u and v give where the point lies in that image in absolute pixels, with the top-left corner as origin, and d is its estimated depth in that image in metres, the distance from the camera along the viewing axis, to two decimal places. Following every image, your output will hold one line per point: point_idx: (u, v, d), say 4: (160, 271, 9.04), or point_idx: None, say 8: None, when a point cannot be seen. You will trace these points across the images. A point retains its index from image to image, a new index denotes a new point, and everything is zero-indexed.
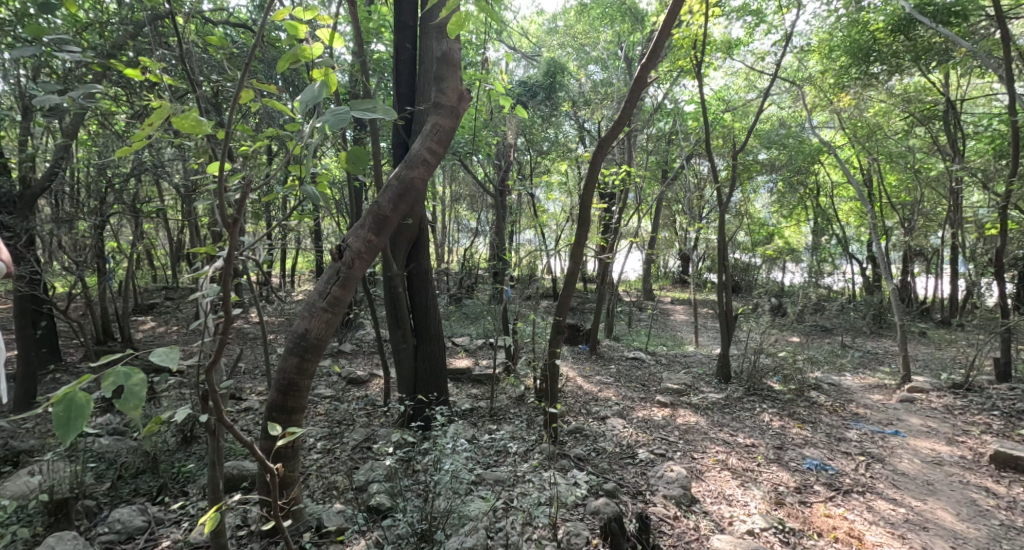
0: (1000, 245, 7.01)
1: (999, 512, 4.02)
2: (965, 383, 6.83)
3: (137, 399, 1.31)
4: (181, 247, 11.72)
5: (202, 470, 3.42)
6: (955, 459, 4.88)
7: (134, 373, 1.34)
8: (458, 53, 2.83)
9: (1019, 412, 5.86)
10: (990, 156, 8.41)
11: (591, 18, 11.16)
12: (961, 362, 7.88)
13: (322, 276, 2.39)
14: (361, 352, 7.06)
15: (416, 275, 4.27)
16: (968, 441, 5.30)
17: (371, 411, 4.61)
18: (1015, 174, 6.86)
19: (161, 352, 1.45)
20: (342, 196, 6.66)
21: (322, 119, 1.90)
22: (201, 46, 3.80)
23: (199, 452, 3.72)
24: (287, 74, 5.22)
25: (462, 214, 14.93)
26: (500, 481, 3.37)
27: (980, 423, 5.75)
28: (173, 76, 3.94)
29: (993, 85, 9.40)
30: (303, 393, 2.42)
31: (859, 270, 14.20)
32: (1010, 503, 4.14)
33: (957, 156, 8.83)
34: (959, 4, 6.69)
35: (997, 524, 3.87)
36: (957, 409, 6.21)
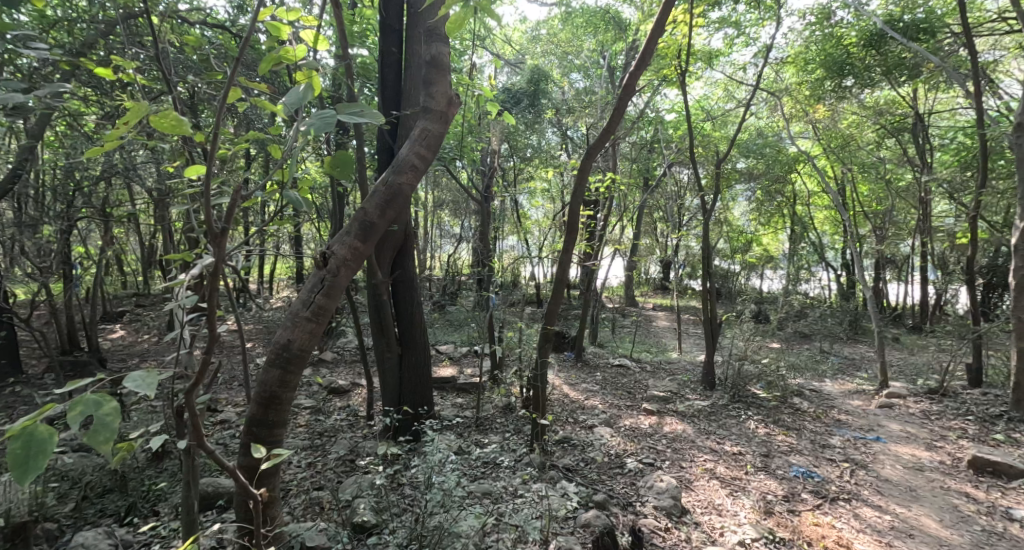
0: (971, 254, 7.15)
1: (980, 518, 4.05)
2: (940, 389, 6.94)
3: (109, 431, 1.19)
4: (153, 253, 11.40)
5: (174, 488, 3.31)
6: (935, 465, 4.93)
7: (106, 402, 1.22)
8: (446, 58, 2.78)
9: (993, 417, 5.97)
10: (956, 168, 8.61)
11: (573, 25, 11.03)
12: (934, 368, 8.05)
13: (305, 285, 2.28)
14: (343, 361, 6.92)
15: (402, 282, 4.17)
16: (945, 446, 5.37)
17: (354, 422, 4.50)
18: (983, 186, 7.02)
19: (138, 377, 1.33)
20: (322, 201, 6.52)
21: (307, 125, 1.83)
22: (176, 46, 3.67)
23: (171, 468, 3.59)
24: (267, 78, 5.12)
25: (445, 221, 14.84)
26: (489, 496, 3.32)
27: (956, 429, 5.83)
28: (145, 76, 3.78)
29: (960, 100, 9.66)
30: (286, 407, 2.30)
31: (835, 277, 14.48)
32: (989, 508, 4.18)
33: (925, 168, 9.06)
34: (926, 21, 6.95)
35: (979, 530, 3.89)
36: (933, 414, 6.31)
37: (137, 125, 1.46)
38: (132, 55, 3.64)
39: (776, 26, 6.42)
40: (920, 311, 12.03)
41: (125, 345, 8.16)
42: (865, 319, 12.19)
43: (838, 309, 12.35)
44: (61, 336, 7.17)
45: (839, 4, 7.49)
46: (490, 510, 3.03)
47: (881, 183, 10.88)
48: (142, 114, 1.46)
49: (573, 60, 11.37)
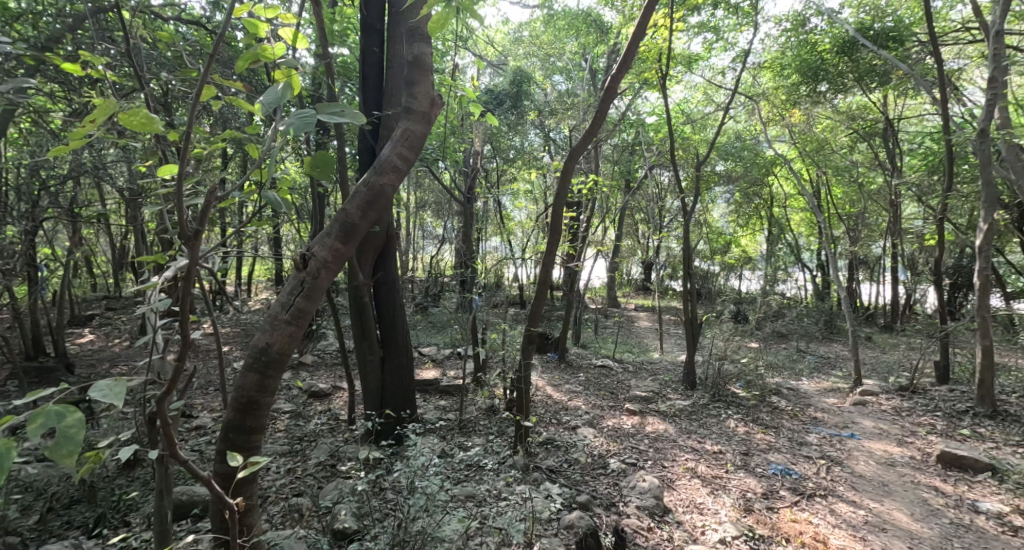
0: (939, 255, 7.32)
1: (949, 511, 4.13)
2: (910, 386, 7.10)
3: (72, 444, 1.14)
4: (124, 256, 11.12)
5: (146, 498, 3.23)
6: (906, 460, 5.02)
7: (69, 413, 1.17)
8: (428, 58, 2.76)
9: (960, 413, 6.12)
10: (924, 172, 8.85)
11: (555, 28, 11.08)
12: (905, 366, 8.23)
13: (284, 287, 2.23)
14: (323, 365, 6.82)
15: (384, 283, 4.13)
16: (916, 442, 5.48)
17: (334, 426, 4.44)
18: (950, 189, 7.20)
19: (104, 386, 1.29)
20: (301, 202, 6.42)
21: (287, 124, 1.78)
22: (147, 41, 3.57)
23: (143, 477, 3.50)
24: (243, 75, 5.02)
25: (427, 222, 14.75)
26: (472, 499, 3.30)
27: (926, 425, 5.96)
28: (114, 71, 3.67)
29: (929, 106, 9.92)
30: (264, 412, 2.24)
31: (810, 278, 14.75)
32: (957, 501, 4.27)
33: (895, 171, 9.27)
34: (896, 29, 7.14)
35: (948, 523, 3.97)
36: (905, 410, 6.44)
37: (104, 122, 1.41)
38: (100, 50, 3.53)
39: (753, 31, 6.49)
40: (892, 310, 12.32)
41: (94, 350, 7.94)
42: (839, 319, 12.44)
43: (814, 309, 12.58)
44: (26, 341, 6.94)
45: (813, 11, 7.64)
46: (473, 513, 2.99)
47: (855, 186, 11.12)
48: (109, 110, 1.41)
49: (555, 62, 11.42)
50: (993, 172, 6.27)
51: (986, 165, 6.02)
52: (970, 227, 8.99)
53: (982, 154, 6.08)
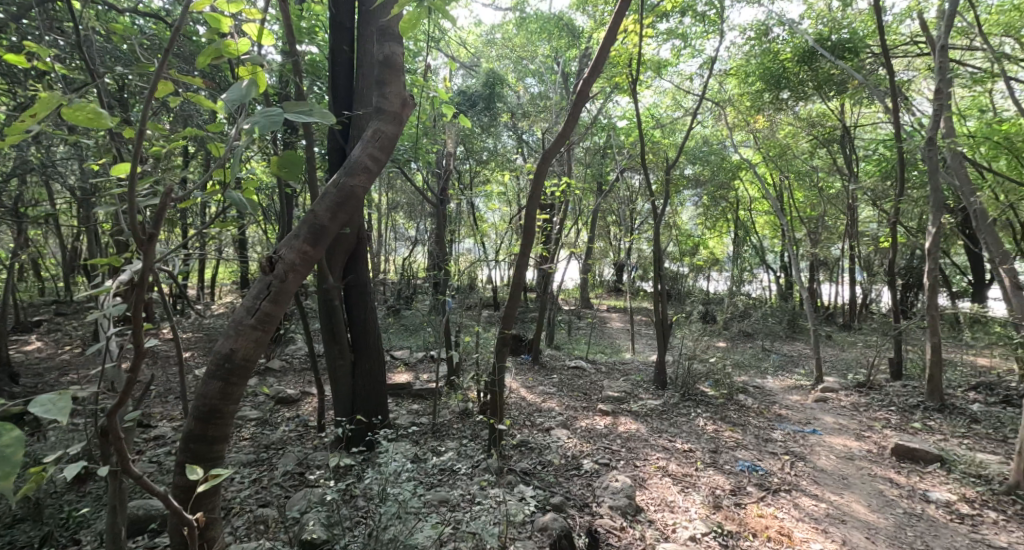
0: (892, 257, 7.57)
1: (902, 501, 4.25)
2: (867, 382, 7.33)
3: (9, 465, 1.07)
4: (76, 259, 10.64)
5: (97, 515, 3.10)
6: (863, 453, 5.17)
7: (7, 431, 1.10)
8: (400, 58, 2.71)
9: (912, 407, 6.36)
10: (878, 178, 9.20)
11: (527, 31, 10.77)
12: (863, 363, 8.49)
13: (249, 291, 2.15)
14: (291, 370, 6.67)
15: (355, 286, 4.05)
16: (872, 436, 5.65)
17: (303, 433, 4.34)
18: (901, 194, 7.46)
19: (46, 402, 1.22)
20: (268, 203, 6.26)
21: (251, 122, 1.72)
22: (100, 34, 3.42)
23: (94, 493, 3.35)
24: (205, 71, 4.87)
25: (399, 223, 14.61)
26: (445, 504, 3.25)
27: (881, 419, 6.15)
28: (63, 65, 3.50)
29: (882, 115, 10.29)
30: (227, 421, 2.16)
31: (774, 279, 15.14)
32: (910, 491, 4.40)
33: (852, 177, 9.58)
34: (851, 40, 7.38)
35: (902, 513, 4.08)
36: (862, 406, 6.64)
37: (48, 115, 1.33)
38: (48, 41, 3.36)
39: (719, 40, 6.61)
40: (850, 310, 12.73)
41: (43, 357, 7.57)
42: (801, 318, 12.78)
43: (778, 309, 12.90)
44: None
45: (775, 21, 7.82)
46: (447, 518, 2.96)
47: (815, 191, 11.47)
48: (54, 104, 1.33)
49: (527, 66, 11.48)
50: (939, 179, 6.53)
51: (933, 172, 6.25)
52: (920, 230, 9.36)
53: (929, 161, 6.30)
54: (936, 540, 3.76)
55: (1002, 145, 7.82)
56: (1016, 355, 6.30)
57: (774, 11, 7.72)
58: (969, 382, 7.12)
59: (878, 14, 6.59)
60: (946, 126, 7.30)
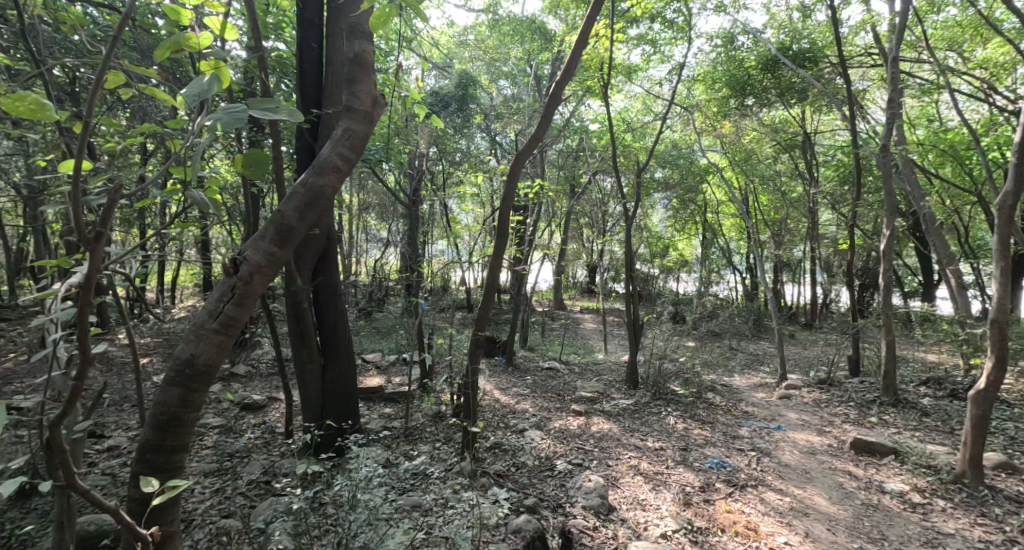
0: (850, 259, 7.79)
1: (861, 493, 4.37)
2: (828, 379, 7.54)
3: None
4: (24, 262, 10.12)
5: (44, 531, 2.95)
6: (825, 448, 5.30)
7: None
8: (371, 56, 2.65)
9: (870, 403, 6.56)
10: (838, 182, 9.49)
11: (500, 34, 10.79)
12: (825, 361, 8.72)
13: (212, 294, 2.07)
14: (257, 375, 6.49)
15: (325, 289, 3.97)
16: (833, 430, 5.80)
17: (270, 440, 4.23)
18: (857, 198, 7.69)
19: None
20: (233, 203, 6.09)
21: (213, 118, 1.66)
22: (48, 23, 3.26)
23: (42, 508, 3.20)
24: (164, 66, 4.70)
25: (370, 224, 14.41)
26: (417, 508, 3.20)
27: (840, 414, 6.32)
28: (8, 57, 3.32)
29: (840, 122, 10.63)
30: (188, 429, 2.08)
31: (741, 279, 15.48)
32: (867, 483, 4.53)
33: (812, 181, 9.86)
34: (810, 51, 7.70)
35: (861, 504, 4.19)
36: (824, 402, 6.81)
37: None
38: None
39: (687, 47, 6.72)
40: (813, 309, 13.09)
41: None
42: (766, 318, 13.06)
43: (745, 309, 13.17)
44: None
45: (740, 30, 7.98)
46: (419, 523, 2.90)
47: (779, 194, 11.77)
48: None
49: (500, 67, 11.47)
50: (892, 184, 6.76)
51: (887, 177, 6.46)
52: (876, 233, 9.70)
53: (883, 167, 6.51)
54: (891, 528, 3.87)
55: (949, 152, 8.16)
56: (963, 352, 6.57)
57: (738, 19, 7.87)
58: (920, 377, 7.39)
59: (835, 26, 6.79)
60: (898, 134, 7.58)
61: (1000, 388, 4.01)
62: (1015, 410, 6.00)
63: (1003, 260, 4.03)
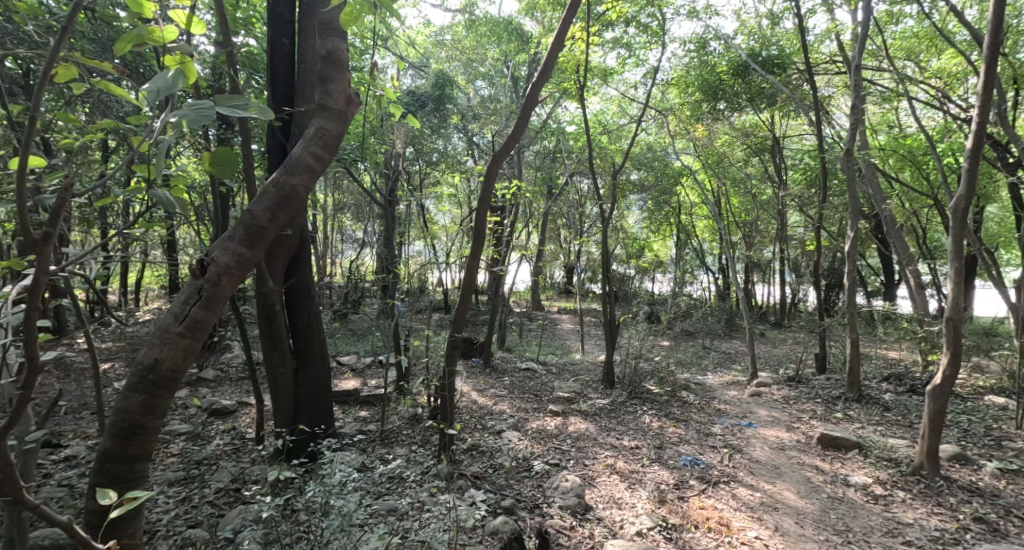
0: (816, 260, 7.94)
1: (827, 486, 4.46)
2: (797, 377, 7.70)
3: None
4: None
5: None
6: (794, 443, 5.40)
7: None
8: (345, 54, 2.58)
9: (836, 399, 6.71)
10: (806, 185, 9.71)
11: (477, 34, 10.76)
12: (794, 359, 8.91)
13: (177, 296, 2.00)
14: (226, 380, 6.33)
15: (297, 291, 3.88)
16: (801, 426, 5.92)
17: (239, 446, 4.14)
18: (824, 201, 7.86)
19: None
20: (201, 203, 5.92)
21: (178, 115, 1.59)
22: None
23: None
24: (127, 60, 4.53)
25: (345, 225, 14.24)
26: (393, 512, 3.16)
27: (808, 410, 6.45)
28: None
29: (807, 127, 10.87)
30: (150, 437, 2.00)
31: (714, 280, 15.72)
32: (833, 476, 4.63)
33: (781, 184, 10.07)
34: (779, 57, 7.79)
35: (827, 497, 4.28)
36: (792, 398, 6.95)
37: None
38: None
39: (661, 52, 6.78)
40: (782, 309, 13.37)
41: None
42: (738, 318, 13.28)
43: (718, 309, 13.37)
44: None
45: (712, 35, 8.09)
46: (395, 527, 2.86)
47: (750, 197, 11.99)
48: None
49: (477, 68, 11.45)
50: (856, 188, 6.93)
51: (851, 181, 6.61)
52: (840, 235, 9.95)
53: (847, 171, 6.67)
54: (855, 520, 3.96)
55: (908, 156, 8.44)
56: (921, 349, 6.78)
57: (710, 25, 7.98)
58: (882, 374, 7.60)
59: (802, 34, 6.93)
60: (861, 139, 7.77)
61: (954, 384, 4.13)
62: (968, 404, 6.21)
63: (957, 260, 4.14)
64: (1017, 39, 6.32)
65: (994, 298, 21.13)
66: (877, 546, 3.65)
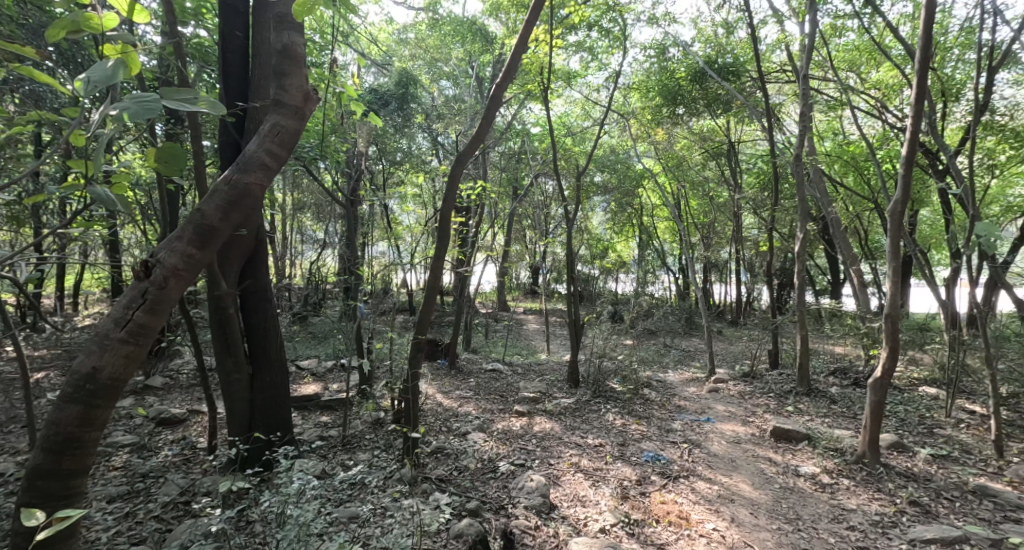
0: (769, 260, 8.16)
1: (780, 477, 4.57)
2: (752, 373, 7.91)
3: None
4: None
5: None
6: (748, 437, 5.53)
7: None
8: (302, 48, 2.48)
9: (789, 393, 6.92)
10: (759, 188, 10.00)
11: (441, 33, 10.67)
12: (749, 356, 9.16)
13: (119, 300, 1.88)
14: (176, 387, 6.07)
15: (252, 293, 3.74)
16: (756, 420, 6.07)
17: (190, 457, 3.96)
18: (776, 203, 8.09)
19: None
20: (148, 201, 5.64)
21: (119, 107, 1.49)
22: None
23: None
24: (63, 48, 4.26)
25: (306, 225, 13.90)
26: (355, 519, 3.07)
27: (762, 404, 6.63)
28: None
29: (760, 133, 11.19)
30: (86, 450, 1.87)
31: (674, 280, 16.03)
32: (785, 467, 4.77)
33: (737, 187, 10.33)
34: (734, 65, 8.05)
35: (779, 487, 4.39)
36: (747, 393, 7.13)
37: None
38: None
39: (622, 56, 6.85)
40: (739, 307, 13.74)
41: None
42: (697, 316, 13.57)
43: (679, 308, 13.64)
44: None
45: (671, 42, 8.24)
46: (356, 535, 2.78)
47: (708, 199, 12.28)
48: None
49: (442, 67, 11.37)
50: (805, 191, 7.16)
51: (800, 185, 6.81)
52: (791, 236, 10.30)
53: (796, 176, 6.88)
54: (804, 508, 4.07)
55: (852, 162, 8.87)
56: (864, 345, 7.06)
57: (669, 31, 8.12)
58: (830, 368, 7.89)
59: (753, 43, 7.07)
60: (810, 144, 8.04)
61: (892, 377, 4.29)
62: (904, 395, 6.48)
63: (894, 260, 4.31)
64: (944, 54, 6.73)
65: (930, 296, 22.27)
66: (825, 532, 3.76)
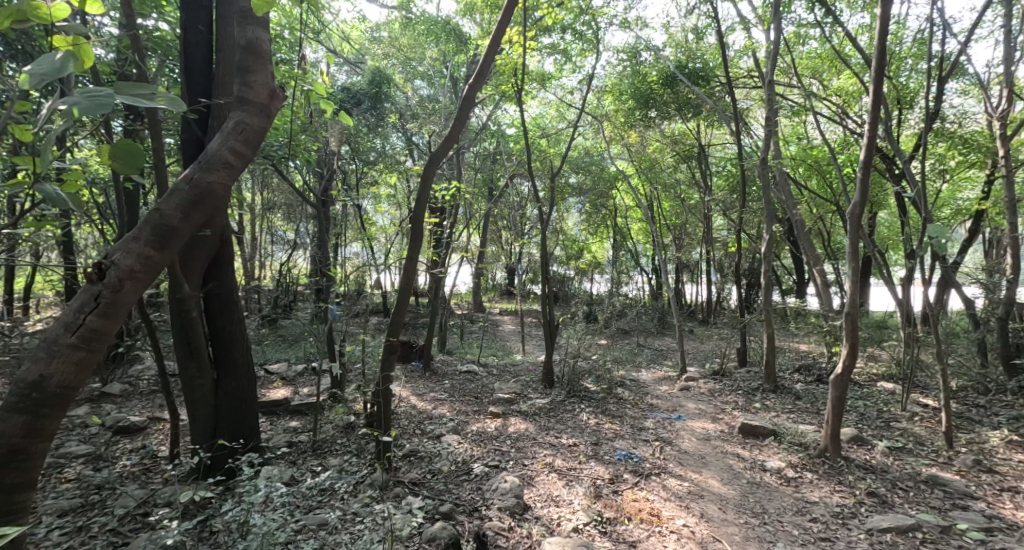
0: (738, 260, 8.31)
1: (748, 473, 4.65)
2: (722, 371, 8.04)
3: None
4: None
5: None
6: (718, 433, 5.62)
7: None
8: (267, 44, 2.41)
9: (757, 390, 7.05)
10: (729, 190, 10.18)
11: (415, 32, 10.57)
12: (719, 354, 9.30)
13: (70, 303, 1.79)
14: (136, 394, 5.88)
15: (216, 296, 3.64)
16: (725, 417, 6.17)
17: (149, 466, 3.84)
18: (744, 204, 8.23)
19: None
20: (106, 201, 5.44)
21: (68, 101, 1.42)
22: None
23: None
24: (14, 41, 4.07)
25: (276, 225, 13.62)
26: (324, 525, 3.01)
27: (731, 402, 6.74)
28: None
29: (730, 136, 11.39)
30: (31, 460, 1.79)
31: (648, 280, 16.20)
32: (752, 462, 4.85)
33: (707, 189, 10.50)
34: (703, 69, 8.09)
35: (746, 482, 4.46)
36: (717, 391, 7.25)
37: None
38: None
39: (595, 59, 6.89)
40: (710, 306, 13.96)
41: None
42: (670, 316, 13.75)
43: (652, 309, 13.78)
44: None
45: (643, 46, 8.33)
46: (323, 542, 2.72)
47: (680, 201, 12.45)
48: None
49: (416, 67, 11.26)
50: (772, 192, 7.30)
51: (766, 187, 6.96)
52: (758, 237, 10.51)
53: (763, 178, 7.02)
54: (770, 501, 4.15)
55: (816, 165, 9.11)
56: (827, 342, 7.25)
57: (641, 36, 8.20)
58: (795, 364, 8.08)
59: (722, 48, 7.17)
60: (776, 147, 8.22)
61: (853, 373, 4.41)
62: (864, 390, 6.67)
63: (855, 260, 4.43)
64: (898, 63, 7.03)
65: (889, 296, 23.03)
66: (790, 524, 3.83)
